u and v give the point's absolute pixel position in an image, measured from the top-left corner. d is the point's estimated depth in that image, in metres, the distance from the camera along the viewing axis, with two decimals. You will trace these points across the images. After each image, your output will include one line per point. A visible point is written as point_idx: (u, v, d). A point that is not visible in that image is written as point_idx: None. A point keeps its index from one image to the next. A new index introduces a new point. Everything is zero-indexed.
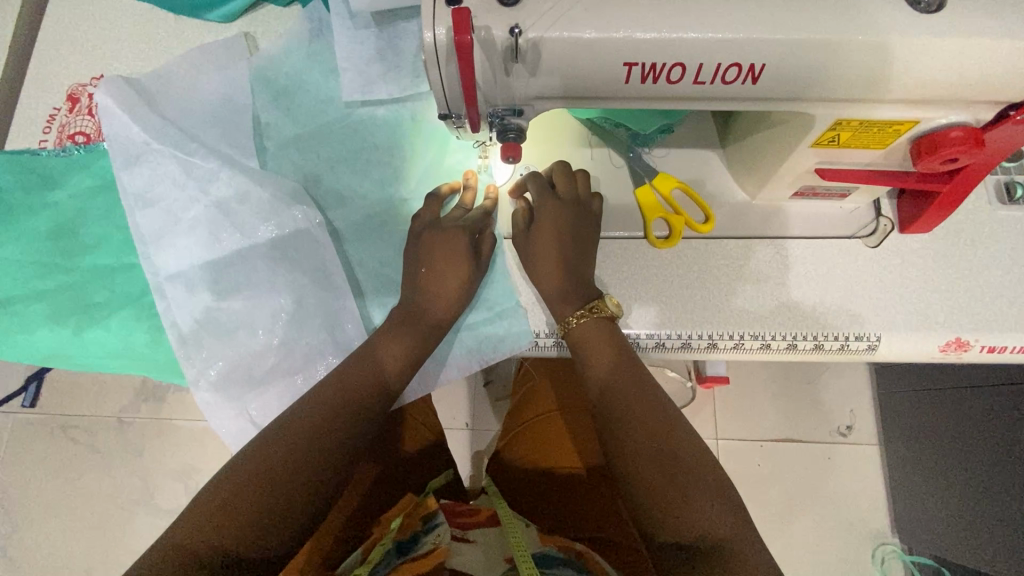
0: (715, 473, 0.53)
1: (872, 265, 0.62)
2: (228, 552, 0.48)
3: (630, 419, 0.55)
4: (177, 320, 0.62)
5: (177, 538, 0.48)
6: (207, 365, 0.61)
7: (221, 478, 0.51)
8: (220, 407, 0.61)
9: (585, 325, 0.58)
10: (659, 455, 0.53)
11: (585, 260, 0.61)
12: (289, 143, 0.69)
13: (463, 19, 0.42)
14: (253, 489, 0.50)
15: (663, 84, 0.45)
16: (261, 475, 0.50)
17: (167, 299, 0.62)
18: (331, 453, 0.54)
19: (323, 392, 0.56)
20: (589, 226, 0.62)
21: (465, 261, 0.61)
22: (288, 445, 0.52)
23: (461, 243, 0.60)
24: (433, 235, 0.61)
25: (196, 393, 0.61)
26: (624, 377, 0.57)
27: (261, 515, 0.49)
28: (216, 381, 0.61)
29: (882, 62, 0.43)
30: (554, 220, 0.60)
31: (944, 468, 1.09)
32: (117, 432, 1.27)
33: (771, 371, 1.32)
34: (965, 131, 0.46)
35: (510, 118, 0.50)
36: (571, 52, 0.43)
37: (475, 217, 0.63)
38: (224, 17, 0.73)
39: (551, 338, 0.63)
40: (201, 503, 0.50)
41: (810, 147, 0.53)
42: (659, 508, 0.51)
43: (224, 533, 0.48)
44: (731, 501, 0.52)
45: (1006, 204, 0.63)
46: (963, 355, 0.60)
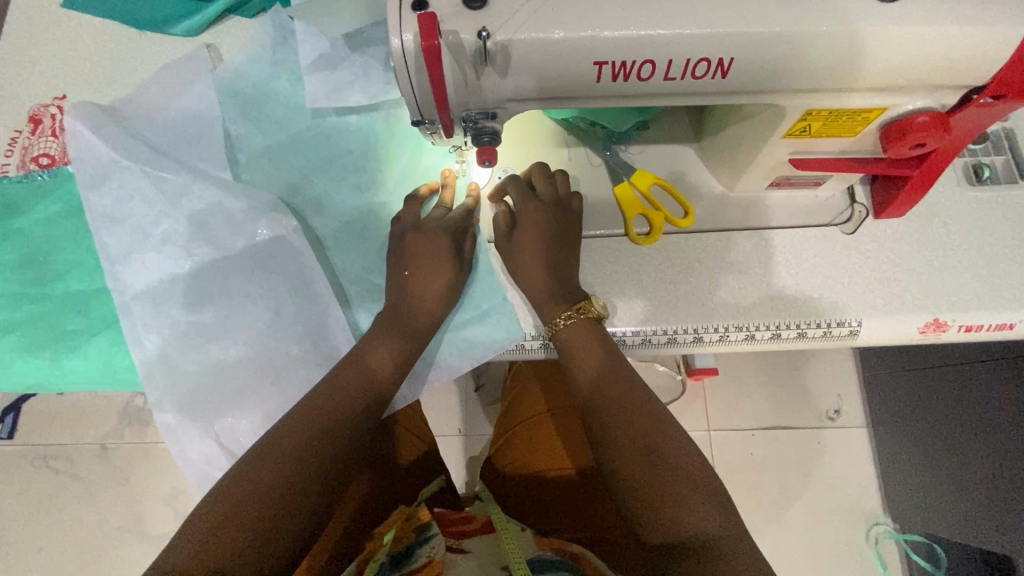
0: (706, 474, 0.53)
1: (850, 251, 0.63)
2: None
3: (622, 422, 0.55)
4: (141, 339, 0.61)
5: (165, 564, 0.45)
6: (172, 384, 0.60)
7: (211, 498, 0.49)
8: (184, 427, 0.59)
9: (573, 326, 0.58)
10: (652, 456, 0.53)
11: (568, 261, 0.61)
12: (261, 154, 0.68)
13: (430, 24, 0.40)
14: (248, 504, 0.49)
15: (634, 81, 0.44)
16: (251, 494, 0.49)
17: (132, 318, 0.61)
18: (320, 470, 0.52)
19: (310, 406, 0.55)
20: (572, 228, 0.62)
21: (448, 265, 0.60)
22: (278, 461, 0.51)
23: (442, 245, 0.60)
24: (416, 238, 0.61)
25: (157, 416, 0.60)
26: (612, 377, 0.57)
27: (252, 534, 0.48)
28: (179, 402, 0.60)
29: (847, 53, 0.43)
30: (534, 225, 0.60)
31: (935, 447, 1.10)
32: (101, 459, 1.24)
33: (757, 361, 1.34)
34: (929, 116, 0.47)
35: (485, 122, 0.49)
36: (540, 54, 0.41)
37: (456, 220, 0.62)
38: (187, 31, 0.72)
39: (537, 340, 0.62)
40: (191, 525, 0.48)
41: (783, 138, 0.53)
42: (655, 509, 0.51)
43: (215, 556, 0.46)
44: (723, 502, 0.52)
45: (975, 185, 0.65)
46: (941, 335, 0.61)
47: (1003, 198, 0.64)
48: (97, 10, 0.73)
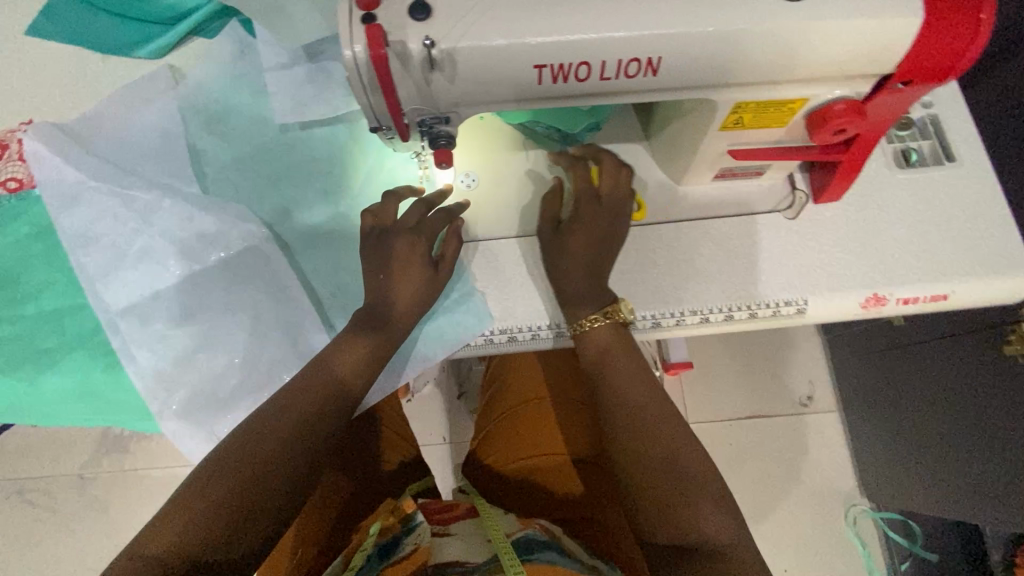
0: (716, 480, 0.56)
1: (793, 235, 0.67)
2: (196, 557, 0.48)
3: (642, 426, 0.58)
4: (134, 354, 0.63)
5: (145, 545, 0.48)
6: (171, 394, 0.62)
7: (189, 482, 0.51)
8: (189, 432, 0.62)
9: (600, 329, 0.61)
10: (665, 461, 0.56)
11: (603, 263, 0.62)
12: (227, 168, 0.70)
13: (377, 35, 0.43)
14: (208, 505, 0.50)
15: (572, 82, 0.47)
16: (222, 481, 0.51)
17: (121, 335, 0.63)
18: (293, 456, 0.54)
19: (283, 405, 0.56)
20: (605, 230, 0.62)
21: (424, 266, 0.60)
22: (249, 451, 0.53)
23: (421, 247, 0.60)
24: (394, 236, 0.60)
25: (163, 424, 0.62)
26: (637, 382, 0.60)
27: (224, 517, 0.50)
28: (182, 408, 0.62)
29: (769, 50, 0.47)
30: (586, 227, 0.62)
31: (904, 423, 1.15)
32: (80, 490, 1.22)
33: (730, 353, 1.39)
34: (846, 104, 0.52)
35: (440, 126, 0.51)
36: (483, 60, 0.44)
37: (437, 224, 0.62)
38: (152, 53, 0.74)
39: (528, 333, 0.65)
40: (156, 524, 0.49)
41: (719, 131, 0.57)
42: (666, 513, 0.55)
43: (189, 539, 0.49)
44: (730, 508, 0.55)
45: (905, 168, 0.70)
46: (882, 309, 0.66)
47: (930, 179, 0.69)
48: (61, 36, 0.74)
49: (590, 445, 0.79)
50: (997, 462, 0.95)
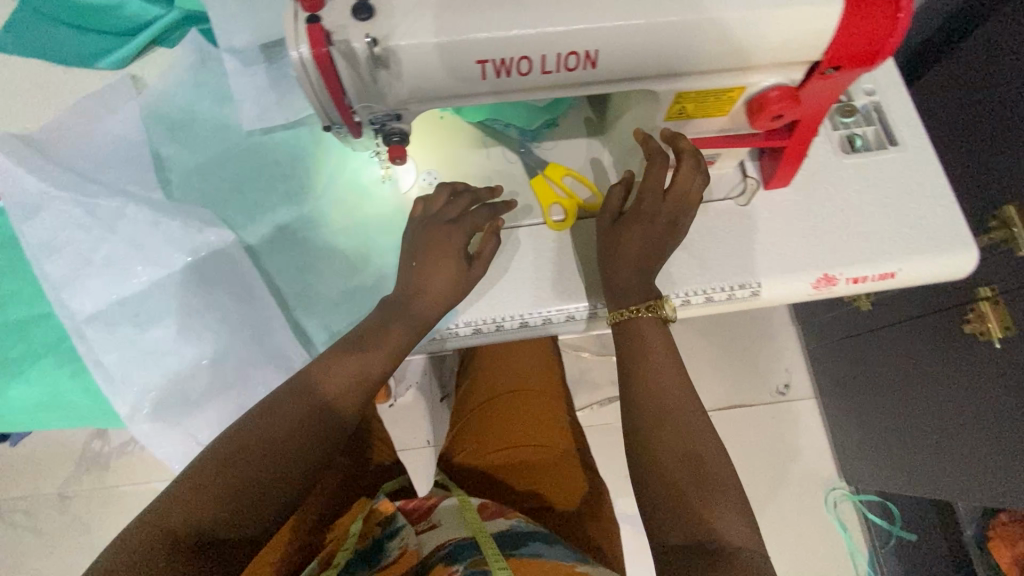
0: (733, 483, 0.57)
1: (746, 222, 0.69)
2: (202, 533, 0.49)
3: (672, 424, 0.59)
4: (102, 360, 0.64)
5: (155, 517, 0.49)
6: (141, 398, 0.63)
7: (201, 459, 0.52)
8: (162, 433, 0.64)
9: (642, 318, 0.61)
10: (686, 459, 0.57)
11: (657, 254, 0.62)
12: (191, 173, 0.71)
13: (318, 35, 0.44)
14: (215, 487, 0.50)
15: (515, 77, 0.49)
16: (233, 464, 0.51)
17: (87, 342, 0.64)
18: (305, 446, 0.54)
19: (297, 391, 0.55)
20: (657, 229, 0.62)
21: (458, 259, 0.59)
22: (262, 436, 0.53)
23: (460, 238, 0.60)
24: (433, 227, 0.60)
25: (134, 427, 0.64)
26: (672, 381, 0.61)
27: (233, 499, 0.50)
28: (154, 411, 0.63)
29: (702, 40, 0.49)
30: (643, 222, 0.62)
31: (874, 407, 1.17)
32: (61, 508, 1.21)
33: (707, 345, 1.41)
34: (781, 91, 0.54)
35: (392, 123, 0.53)
36: (426, 56, 0.46)
37: (480, 217, 0.62)
38: (114, 64, 0.75)
39: (561, 315, 0.66)
40: (164, 501, 0.50)
41: (666, 120, 0.60)
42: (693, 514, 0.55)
43: (197, 515, 0.49)
44: (744, 509, 0.56)
45: (851, 154, 0.72)
46: (834, 288, 0.68)
47: (876, 163, 0.72)
48: (21, 49, 0.75)
49: (557, 437, 0.81)
50: (965, 450, 0.95)
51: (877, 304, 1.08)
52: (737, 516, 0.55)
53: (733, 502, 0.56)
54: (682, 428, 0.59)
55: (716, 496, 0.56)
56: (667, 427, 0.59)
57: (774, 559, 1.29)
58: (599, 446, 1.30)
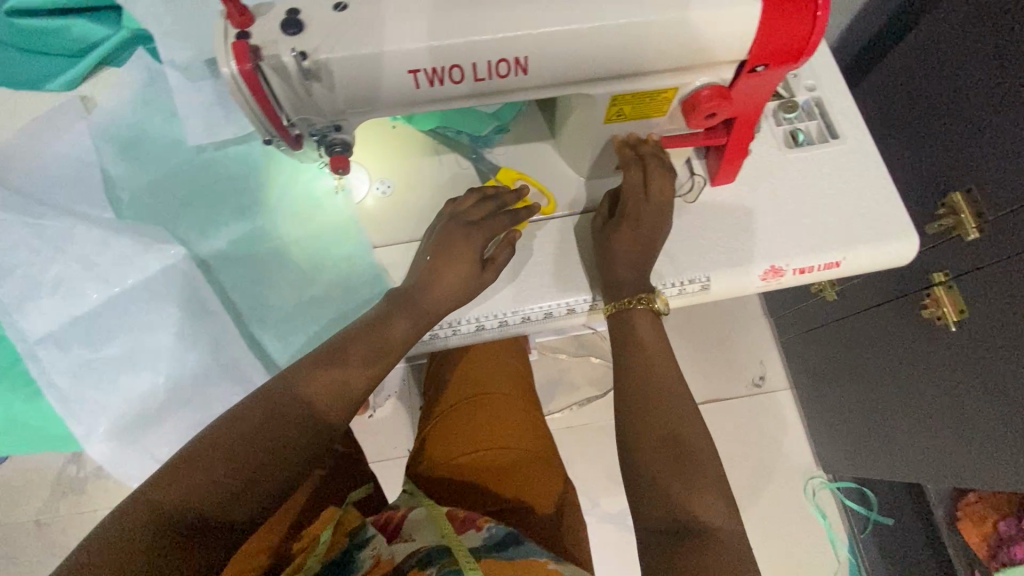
0: (717, 469, 0.59)
1: (694, 218, 0.71)
2: (198, 510, 0.51)
3: (661, 411, 0.61)
4: (55, 381, 0.65)
5: (149, 495, 0.49)
6: (97, 416, 0.66)
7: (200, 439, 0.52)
8: (121, 450, 0.67)
9: (636, 310, 0.64)
10: (668, 442, 0.59)
11: (647, 255, 0.65)
12: (142, 192, 0.72)
13: (243, 50, 0.45)
14: (208, 479, 0.51)
15: (449, 85, 0.51)
16: (230, 447, 0.52)
17: (40, 363, 0.65)
18: (302, 432, 0.55)
19: (287, 386, 0.56)
20: (647, 231, 0.64)
21: (473, 262, 0.62)
22: (260, 421, 0.54)
23: (478, 241, 0.62)
24: (456, 229, 0.63)
25: (91, 445, 0.66)
26: (662, 374, 0.63)
27: (230, 479, 0.52)
28: (110, 428, 0.66)
29: (627, 43, 0.50)
30: (634, 222, 0.64)
31: (841, 397, 1.18)
32: (37, 536, 1.20)
33: (681, 341, 1.43)
34: (711, 90, 0.56)
35: (333, 134, 0.54)
36: (357, 67, 0.48)
37: (501, 223, 0.64)
38: (62, 85, 0.75)
39: (541, 312, 0.68)
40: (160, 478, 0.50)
41: (605, 123, 0.61)
42: (678, 496, 0.56)
43: (194, 494, 0.50)
44: (725, 495, 0.58)
45: (794, 148, 0.74)
46: (781, 280, 0.70)
47: (818, 155, 0.74)
48: None
49: (524, 439, 0.82)
50: (927, 439, 0.96)
51: (844, 293, 1.05)
52: (710, 493, 0.57)
53: (709, 479, 0.58)
54: (649, 417, 0.61)
55: (691, 475, 0.57)
56: (639, 415, 0.62)
57: (755, 549, 1.31)
58: (578, 446, 1.31)
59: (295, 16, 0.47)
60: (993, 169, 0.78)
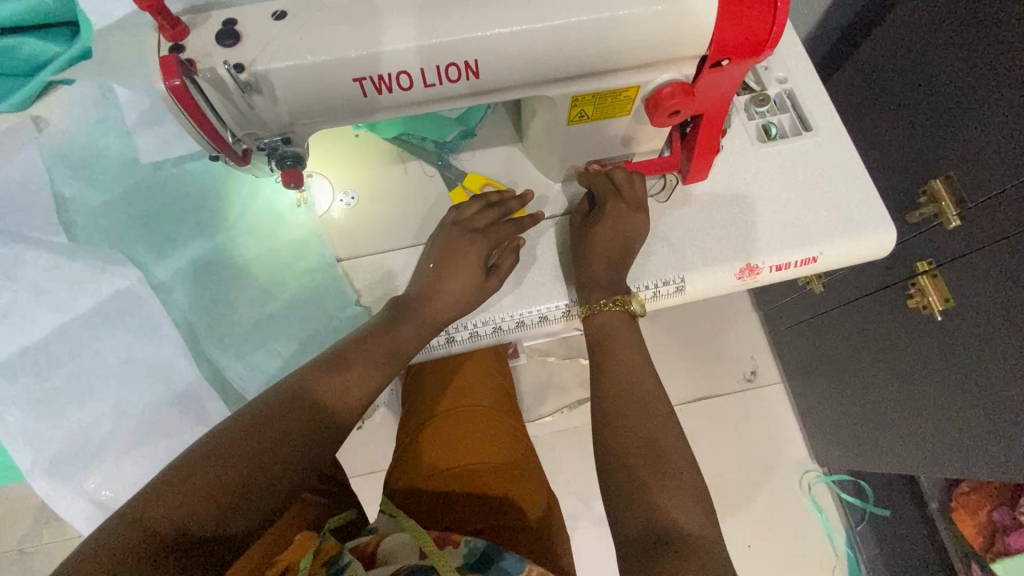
0: (695, 474, 0.57)
1: (667, 218, 0.69)
2: (190, 528, 0.47)
3: (636, 411, 0.59)
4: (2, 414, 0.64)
5: (137, 511, 0.46)
6: (40, 450, 0.65)
7: (193, 450, 0.49)
8: (59, 488, 0.65)
9: (611, 313, 0.63)
10: (644, 447, 0.57)
11: (620, 257, 0.64)
12: (97, 213, 0.71)
13: (170, 64, 0.42)
14: (199, 498, 0.47)
15: (398, 91, 0.49)
16: (224, 461, 0.49)
17: None
18: (298, 444, 0.52)
19: (289, 391, 0.54)
20: (619, 228, 0.64)
21: (478, 270, 0.61)
22: (256, 432, 0.50)
23: (483, 248, 0.61)
24: (460, 236, 0.62)
25: (33, 482, 0.65)
26: (637, 376, 0.62)
27: (224, 495, 0.48)
28: (49, 466, 0.65)
29: (580, 41, 0.48)
30: (610, 223, 0.64)
31: (831, 390, 1.16)
32: (20, 564, 1.17)
33: (671, 339, 1.41)
34: (673, 87, 0.54)
35: (282, 146, 0.52)
36: (299, 78, 0.46)
37: (504, 232, 0.64)
38: (16, 105, 0.72)
39: (513, 321, 0.66)
40: (149, 491, 0.47)
41: (568, 125, 0.59)
42: (656, 503, 0.54)
43: (186, 510, 0.47)
44: (705, 502, 0.56)
45: (767, 142, 0.73)
46: (758, 278, 0.68)
47: (792, 148, 0.72)
48: None
49: (500, 453, 0.79)
50: (918, 430, 0.95)
51: (831, 284, 1.02)
52: (686, 501, 0.55)
53: (685, 488, 0.55)
54: (621, 425, 0.59)
55: (668, 482, 0.55)
56: (612, 423, 0.59)
57: (753, 547, 1.29)
58: (570, 451, 1.29)
59: (231, 26, 0.45)
60: (970, 156, 0.76)
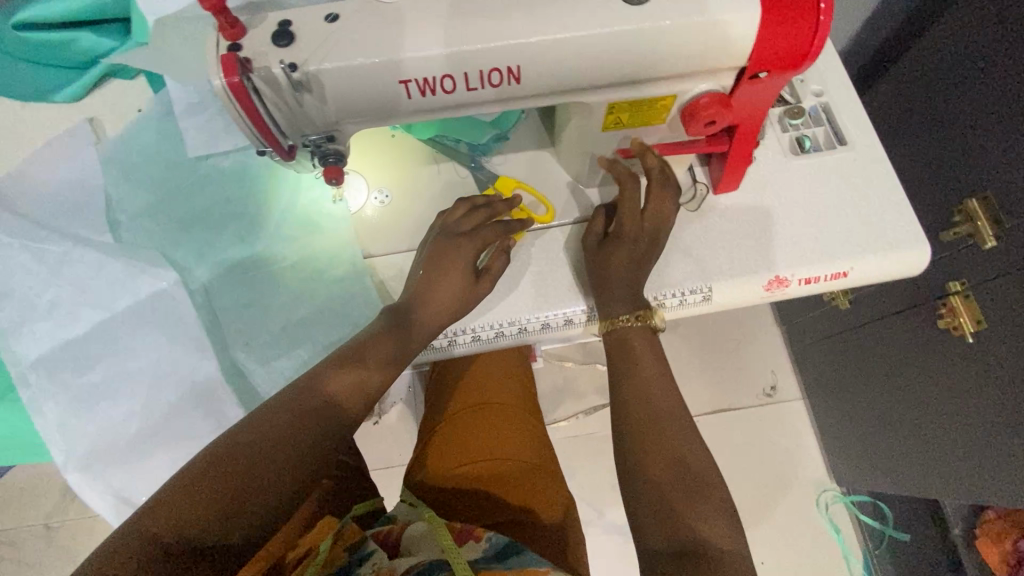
0: (719, 485, 0.57)
1: (696, 226, 0.70)
2: (194, 537, 0.50)
3: (661, 421, 0.60)
4: (42, 408, 0.67)
5: (146, 524, 0.49)
6: (74, 446, 0.68)
7: (199, 462, 0.52)
8: (88, 482, 0.68)
9: (632, 329, 0.63)
10: (670, 458, 0.58)
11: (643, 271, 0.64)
12: (142, 214, 0.75)
13: (231, 62, 0.45)
14: (203, 511, 0.51)
15: (441, 94, 0.50)
16: (227, 474, 0.52)
17: (31, 389, 0.68)
18: (295, 456, 0.56)
19: None
20: (638, 253, 0.63)
21: (467, 274, 0.62)
22: (258, 445, 0.54)
23: (470, 252, 0.62)
24: (445, 241, 0.62)
25: (66, 475, 0.68)
26: (663, 386, 0.62)
27: (226, 506, 0.52)
28: (82, 461, 0.68)
29: (620, 51, 0.49)
30: (628, 247, 0.63)
31: (854, 410, 1.14)
32: (46, 539, 1.21)
33: (691, 349, 1.40)
34: (711, 97, 0.54)
35: (326, 144, 0.54)
36: (347, 78, 0.47)
37: (492, 232, 0.63)
38: (69, 98, 0.80)
39: (538, 323, 0.67)
40: (156, 502, 0.50)
41: (603, 131, 0.60)
42: (682, 515, 0.55)
43: (191, 522, 0.50)
44: (728, 513, 0.56)
45: (801, 154, 0.72)
46: (786, 290, 0.68)
47: (826, 161, 0.72)
48: None
49: (522, 453, 0.80)
50: (941, 456, 0.93)
51: (858, 300, 1.02)
52: (711, 513, 0.55)
53: (709, 501, 0.56)
54: (641, 431, 0.59)
55: (693, 494, 0.56)
56: (636, 431, 0.60)
57: (767, 564, 1.28)
58: (585, 457, 1.29)
59: (287, 27, 0.47)
60: (1010, 176, 0.75)
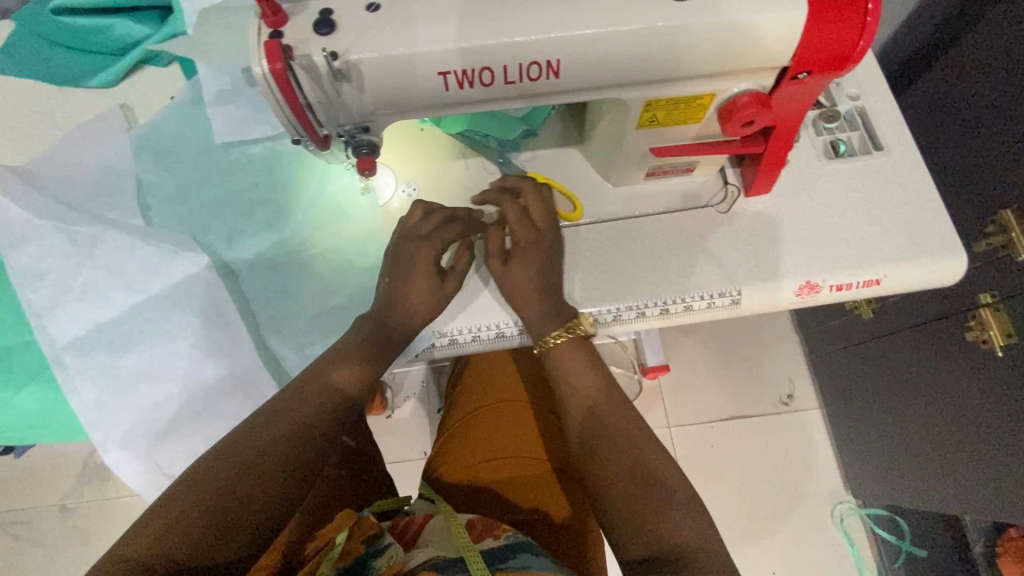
0: None
1: (725, 229, 0.69)
2: (182, 560, 0.47)
3: None
4: (77, 388, 0.67)
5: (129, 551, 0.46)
6: (112, 426, 0.68)
7: (182, 479, 0.50)
8: (128, 459, 0.68)
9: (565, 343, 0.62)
10: None
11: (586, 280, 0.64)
12: (172, 199, 0.76)
13: (275, 50, 0.45)
14: (189, 529, 0.48)
15: (479, 87, 0.50)
16: (214, 486, 0.50)
17: (65, 369, 0.68)
18: (281, 463, 0.53)
19: None
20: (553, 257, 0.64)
21: (432, 276, 0.61)
22: (241, 452, 0.52)
23: (430, 254, 0.61)
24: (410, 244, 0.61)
25: (104, 454, 0.68)
26: None
27: (215, 520, 0.49)
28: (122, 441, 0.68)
29: (661, 48, 0.49)
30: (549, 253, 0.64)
31: (874, 421, 1.12)
32: (61, 520, 1.23)
33: (708, 354, 1.39)
34: (750, 96, 0.54)
35: (361, 135, 0.54)
36: (386, 68, 0.47)
37: (451, 232, 0.62)
38: (103, 83, 0.82)
39: None
40: (141, 526, 0.48)
41: (637, 129, 0.59)
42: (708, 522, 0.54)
43: (177, 542, 0.47)
44: None
45: (835, 159, 0.71)
46: (817, 296, 0.67)
47: (861, 166, 0.70)
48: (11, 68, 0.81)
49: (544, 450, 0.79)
50: (964, 474, 0.91)
51: (883, 310, 1.00)
52: None
53: None
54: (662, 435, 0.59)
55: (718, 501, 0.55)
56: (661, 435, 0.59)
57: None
58: None
59: (328, 16, 0.47)
60: None
